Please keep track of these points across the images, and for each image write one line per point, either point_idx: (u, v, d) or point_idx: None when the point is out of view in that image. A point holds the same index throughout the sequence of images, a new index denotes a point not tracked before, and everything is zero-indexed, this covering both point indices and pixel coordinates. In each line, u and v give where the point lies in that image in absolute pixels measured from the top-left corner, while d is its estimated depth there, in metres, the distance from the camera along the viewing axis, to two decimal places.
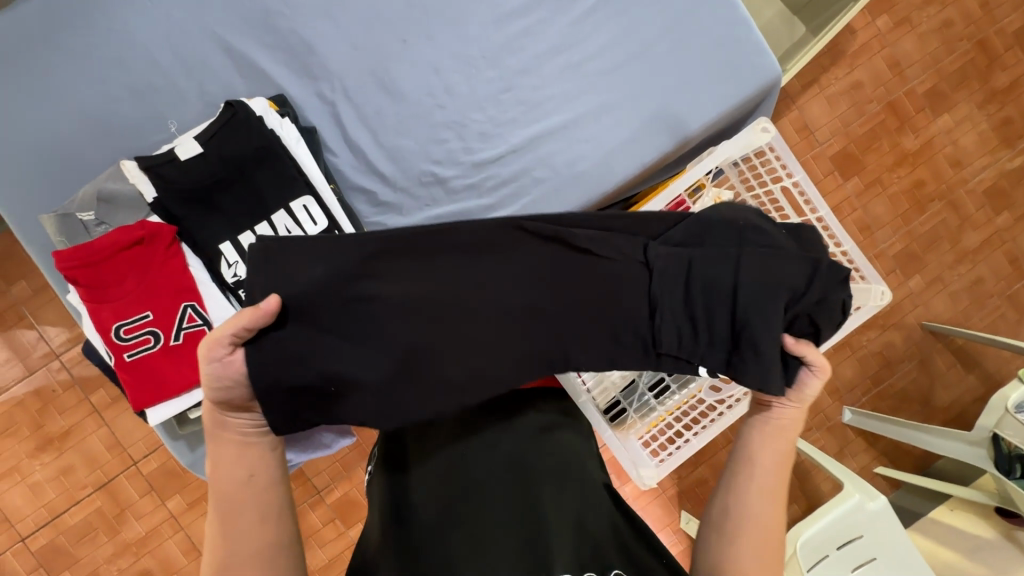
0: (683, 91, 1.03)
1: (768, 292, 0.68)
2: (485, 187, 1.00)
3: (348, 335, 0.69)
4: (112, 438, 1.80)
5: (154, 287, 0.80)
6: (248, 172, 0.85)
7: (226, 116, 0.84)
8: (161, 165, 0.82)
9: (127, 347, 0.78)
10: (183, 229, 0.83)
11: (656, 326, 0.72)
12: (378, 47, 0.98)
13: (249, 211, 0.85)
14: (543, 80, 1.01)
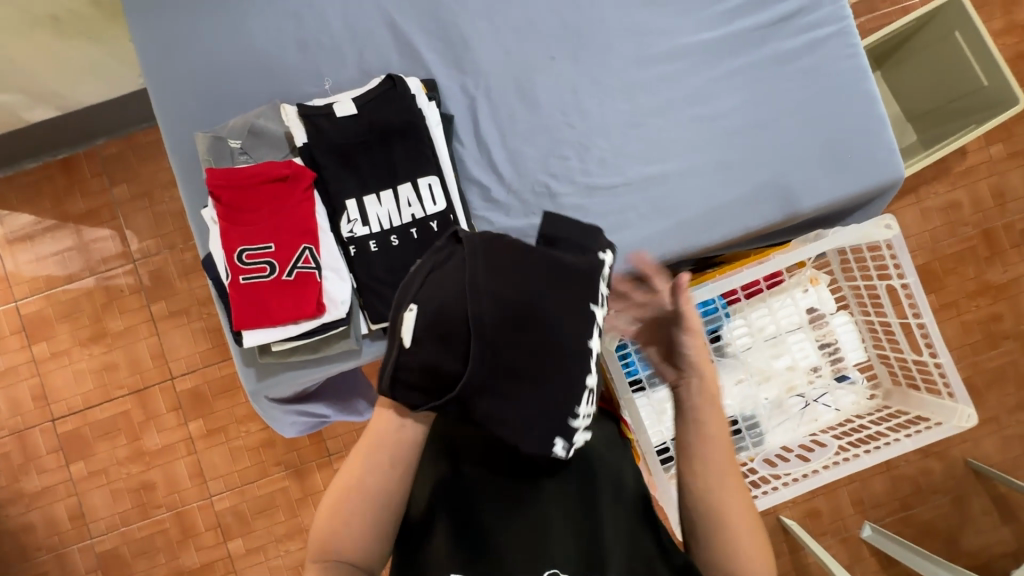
0: (803, 169, 1.04)
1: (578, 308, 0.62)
2: (591, 210, 1.03)
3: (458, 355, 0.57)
4: (158, 349, 1.89)
5: (283, 224, 0.85)
6: (389, 142, 0.91)
7: (385, 87, 0.91)
8: (317, 116, 0.90)
9: (244, 270, 0.84)
10: (320, 176, 0.89)
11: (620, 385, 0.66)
12: (528, 58, 1.04)
13: (379, 177, 0.91)
14: (672, 125, 1.04)
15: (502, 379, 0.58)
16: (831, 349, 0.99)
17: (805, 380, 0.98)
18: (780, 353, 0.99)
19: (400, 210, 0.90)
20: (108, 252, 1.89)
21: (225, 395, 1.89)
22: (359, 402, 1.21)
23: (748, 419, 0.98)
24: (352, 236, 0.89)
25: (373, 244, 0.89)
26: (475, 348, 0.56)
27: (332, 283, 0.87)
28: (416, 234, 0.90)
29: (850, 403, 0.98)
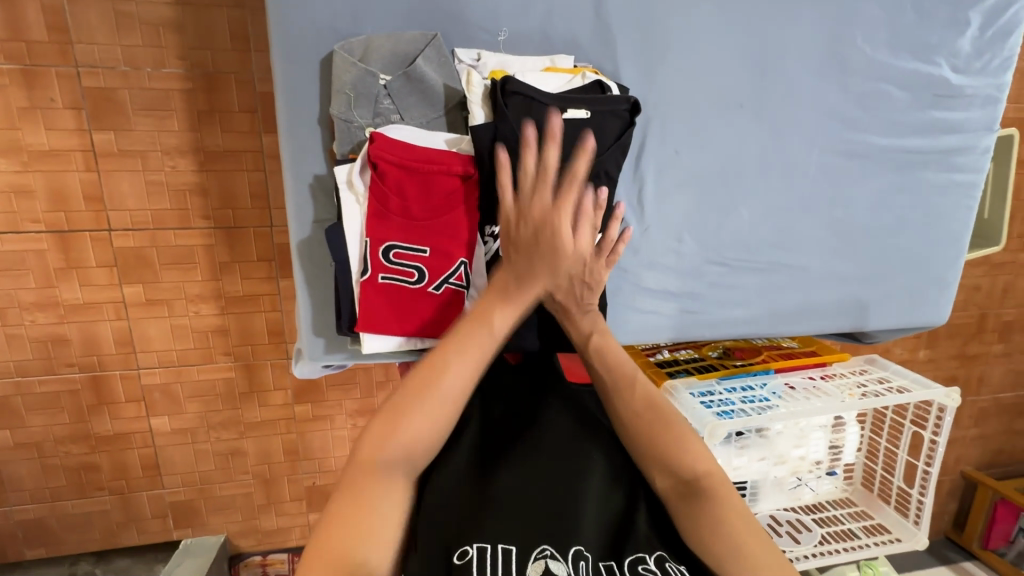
0: (886, 295, 1.13)
1: None
2: (708, 275, 1.02)
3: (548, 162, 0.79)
4: (97, 189, 1.31)
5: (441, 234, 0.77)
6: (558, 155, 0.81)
7: (611, 99, 0.80)
8: (534, 99, 0.77)
9: (390, 266, 0.75)
10: (499, 134, 0.76)
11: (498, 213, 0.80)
12: (718, 97, 0.94)
13: None
14: (808, 218, 1.04)
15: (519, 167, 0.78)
16: (836, 449, 1.15)
17: (807, 468, 1.15)
18: (801, 443, 1.13)
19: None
20: (42, 28, 1.20)
21: (179, 270, 1.40)
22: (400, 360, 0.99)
23: (753, 486, 1.13)
24: (495, 240, 0.80)
25: None
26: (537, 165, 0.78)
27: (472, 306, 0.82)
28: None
29: (828, 491, 1.18)
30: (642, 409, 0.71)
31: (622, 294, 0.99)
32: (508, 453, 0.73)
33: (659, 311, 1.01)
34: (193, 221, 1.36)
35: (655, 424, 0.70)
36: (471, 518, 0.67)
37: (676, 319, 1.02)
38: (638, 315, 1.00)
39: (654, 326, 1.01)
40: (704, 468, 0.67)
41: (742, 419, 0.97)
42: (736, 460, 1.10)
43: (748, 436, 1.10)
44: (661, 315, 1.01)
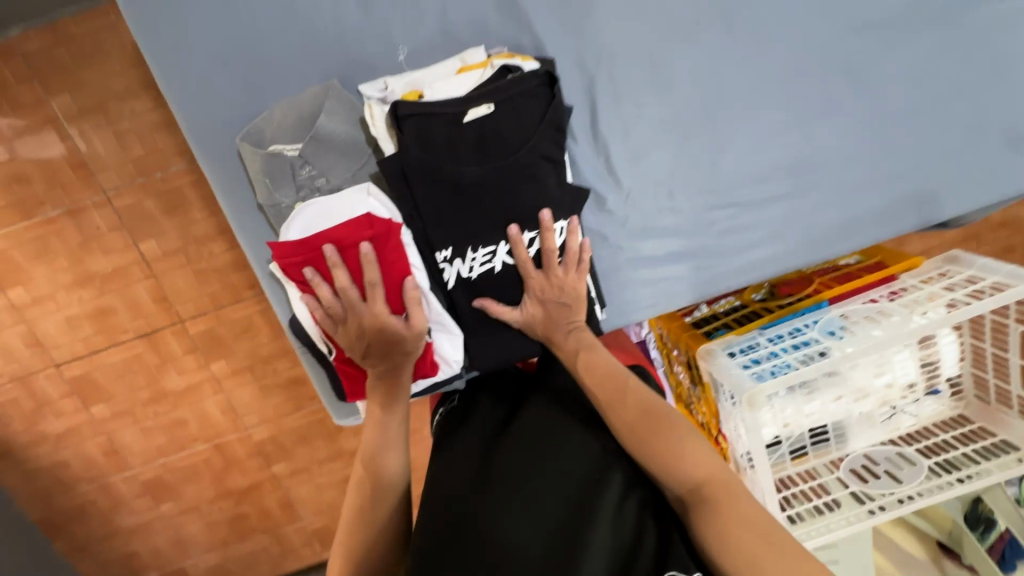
0: (958, 175, 0.91)
1: (469, 227, 0.73)
2: (718, 222, 0.90)
3: (471, 172, 0.70)
4: (163, 291, 1.26)
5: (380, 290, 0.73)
6: (491, 160, 0.71)
7: (521, 80, 0.69)
8: (430, 114, 0.69)
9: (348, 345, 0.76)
10: (401, 168, 0.70)
11: (439, 239, 0.73)
12: (667, 23, 0.80)
13: (479, 189, 0.71)
14: (823, 119, 0.87)
15: (441, 187, 0.70)
16: (931, 367, 0.99)
17: (899, 395, 1.01)
18: (883, 371, 0.99)
19: (493, 239, 0.74)
20: (57, 155, 1.13)
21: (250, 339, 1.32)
22: None
23: (837, 427, 1.02)
24: (450, 263, 0.75)
25: (475, 274, 0.76)
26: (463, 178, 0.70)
27: (444, 342, 0.82)
28: (508, 267, 0.77)
29: (933, 413, 1.02)
30: (636, 419, 0.63)
31: (620, 273, 0.90)
32: (499, 476, 0.63)
33: (668, 277, 0.91)
34: (243, 293, 1.27)
35: (650, 427, 0.62)
36: (465, 561, 0.56)
37: (695, 280, 0.92)
38: (646, 289, 0.91)
39: (668, 292, 0.92)
40: (705, 469, 0.58)
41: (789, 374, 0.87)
42: (807, 406, 0.99)
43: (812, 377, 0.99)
44: (672, 280, 0.91)
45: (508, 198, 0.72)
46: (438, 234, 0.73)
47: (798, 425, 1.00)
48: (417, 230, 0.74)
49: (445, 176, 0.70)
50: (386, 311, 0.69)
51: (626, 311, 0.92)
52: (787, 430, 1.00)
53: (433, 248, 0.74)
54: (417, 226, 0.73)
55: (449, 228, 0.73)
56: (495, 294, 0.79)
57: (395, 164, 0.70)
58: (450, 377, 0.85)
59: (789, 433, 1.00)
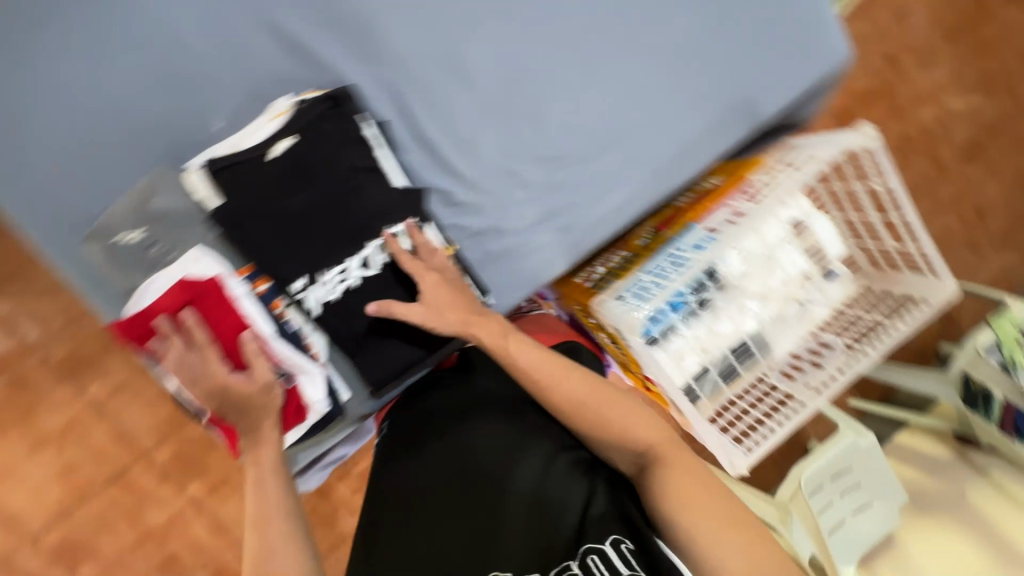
0: (761, 77, 1.00)
1: (314, 251, 0.77)
2: (567, 182, 0.94)
3: (296, 200, 0.76)
4: (120, 429, 1.27)
5: (227, 346, 0.78)
6: (314, 185, 0.77)
7: (313, 108, 0.76)
8: (238, 162, 0.74)
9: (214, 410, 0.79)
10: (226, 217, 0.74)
11: (290, 271, 0.77)
12: (450, 24, 0.87)
13: (309, 214, 0.76)
14: (625, 64, 0.94)
15: (273, 222, 0.75)
16: (816, 252, 1.03)
17: (799, 287, 1.03)
18: (774, 270, 1.01)
19: (341, 257, 0.79)
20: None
21: (217, 451, 1.33)
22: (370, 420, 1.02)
23: (756, 339, 1.02)
24: (307, 291, 0.78)
25: (337, 295, 0.80)
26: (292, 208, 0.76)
27: (307, 383, 0.82)
28: (366, 280, 0.80)
29: (842, 295, 1.04)
30: (578, 404, 0.72)
31: (493, 256, 0.94)
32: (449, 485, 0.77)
33: (539, 246, 0.95)
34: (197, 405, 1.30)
35: (597, 407, 0.72)
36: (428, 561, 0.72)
37: (567, 240, 0.96)
38: (523, 263, 0.95)
39: (544, 260, 0.95)
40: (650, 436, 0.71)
41: (657, 292, 0.98)
42: (718, 326, 1.01)
43: (712, 298, 1.01)
44: (544, 247, 0.95)
45: (344, 215, 0.78)
46: (288, 267, 0.77)
47: (716, 347, 1.01)
48: (267, 269, 0.77)
49: (274, 211, 0.75)
50: (224, 370, 0.71)
51: (511, 290, 0.95)
52: (709, 355, 1.01)
53: (287, 281, 0.78)
54: (263, 264, 0.77)
55: (296, 258, 0.77)
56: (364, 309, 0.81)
57: (222, 214, 0.74)
58: (329, 415, 0.85)
59: (711, 358, 1.01)
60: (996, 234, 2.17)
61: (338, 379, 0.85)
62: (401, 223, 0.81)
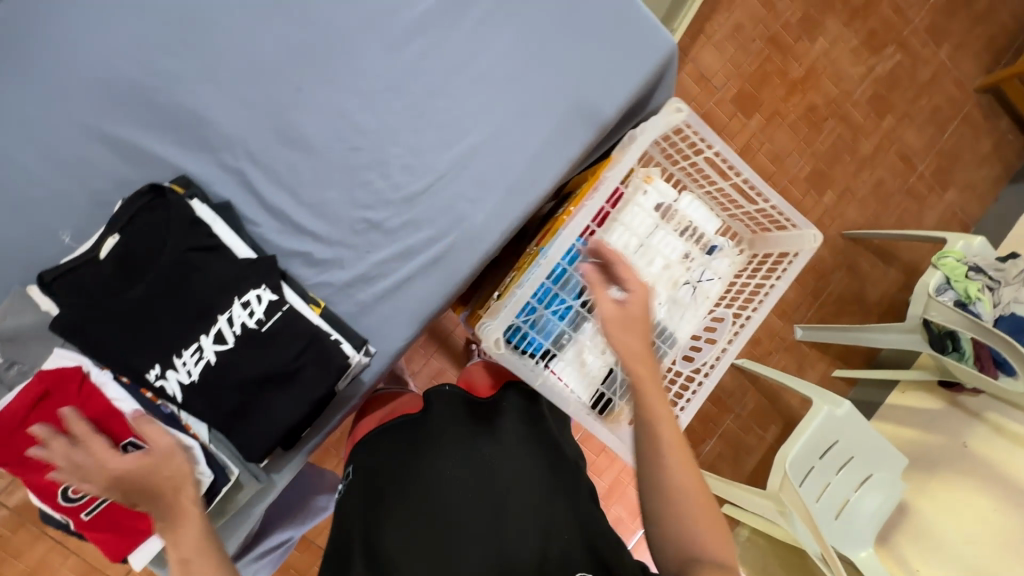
0: (594, 78, 1.02)
1: (162, 336, 0.78)
2: (423, 218, 0.96)
3: (134, 292, 0.77)
4: (83, 568, 1.32)
5: (89, 432, 0.76)
6: (152, 274, 0.78)
7: (142, 201, 0.80)
8: (75, 269, 0.77)
9: (81, 507, 0.74)
10: (64, 323, 0.75)
11: (140, 361, 0.77)
12: (274, 99, 0.91)
13: (149, 302, 0.77)
14: (454, 98, 0.98)
15: (113, 318, 0.76)
16: (690, 230, 1.03)
17: (683, 269, 1.02)
18: (652, 258, 1.01)
19: (193, 337, 0.79)
20: None
21: None
22: (318, 498, 1.16)
23: (655, 328, 1.01)
24: (164, 377, 0.78)
25: (196, 375, 0.79)
26: (129, 301, 0.76)
27: (184, 458, 0.79)
28: (225, 352, 0.80)
29: (729, 266, 1.04)
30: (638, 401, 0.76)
31: (366, 304, 0.94)
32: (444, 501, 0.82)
33: (410, 284, 0.96)
34: None
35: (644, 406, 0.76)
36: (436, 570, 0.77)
37: (437, 274, 0.97)
38: (397, 304, 0.95)
39: (418, 297, 0.96)
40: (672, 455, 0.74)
41: (516, 304, 0.89)
42: None
43: (598, 298, 0.99)
44: (415, 285, 0.96)
45: (188, 297, 0.79)
46: (139, 359, 0.77)
47: (614, 347, 0.98)
48: (117, 366, 0.77)
49: (112, 309, 0.76)
50: (113, 458, 0.68)
51: (392, 333, 0.96)
52: (609, 357, 0.99)
53: (141, 372, 0.77)
54: (112, 362, 0.77)
55: (144, 348, 0.77)
56: (227, 384, 0.80)
57: (61, 321, 0.75)
58: (213, 487, 0.81)
59: (612, 360, 0.99)
60: (931, 178, 2.16)
61: (223, 453, 0.83)
62: (249, 290, 0.82)
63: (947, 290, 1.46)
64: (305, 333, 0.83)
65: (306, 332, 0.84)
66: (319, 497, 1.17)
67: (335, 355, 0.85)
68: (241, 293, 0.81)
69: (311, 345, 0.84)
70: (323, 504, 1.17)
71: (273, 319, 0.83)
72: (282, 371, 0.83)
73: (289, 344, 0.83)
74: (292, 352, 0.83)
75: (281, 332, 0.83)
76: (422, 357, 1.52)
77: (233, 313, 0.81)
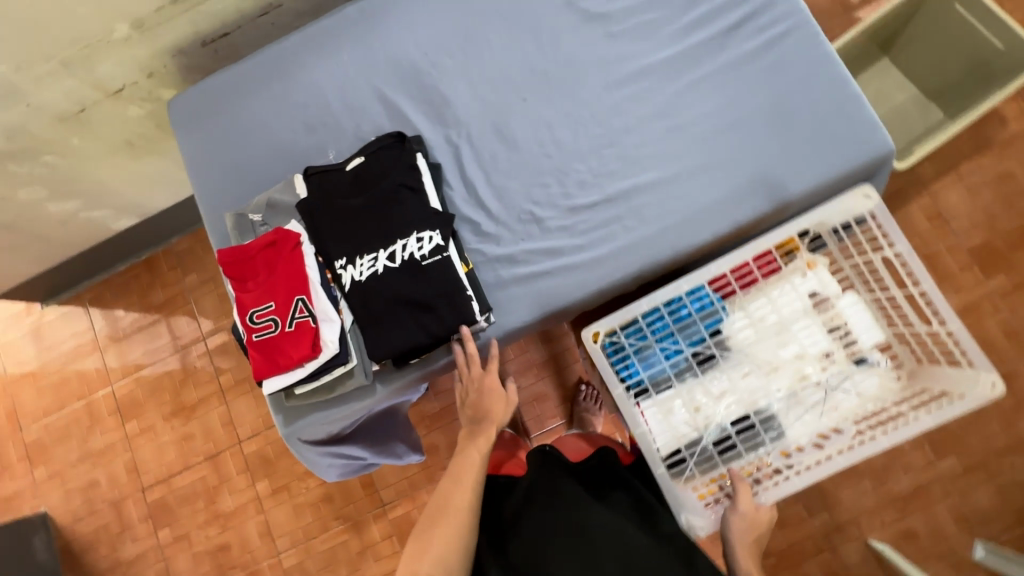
0: (788, 156, 1.03)
1: (356, 238, 1.01)
2: (579, 227, 1.07)
3: (354, 200, 1.02)
4: (229, 418, 1.70)
5: (283, 280, 1.01)
6: (368, 193, 1.02)
7: (384, 142, 1.06)
8: (328, 171, 1.05)
9: (257, 330, 0.99)
10: (307, 204, 1.04)
11: (336, 249, 1.01)
12: (503, 102, 1.14)
13: (359, 211, 1.01)
14: (645, 137, 1.08)
15: (333, 213, 1.02)
16: (841, 332, 0.95)
17: (817, 367, 0.94)
18: (785, 341, 0.95)
19: (373, 248, 1.00)
20: (182, 321, 1.75)
21: (288, 456, 1.67)
22: (398, 446, 1.37)
23: (762, 414, 0.94)
24: (344, 268, 1.00)
25: (363, 277, 0.99)
26: (349, 206, 1.02)
27: (326, 327, 0.98)
28: (391, 267, 0.99)
29: (876, 387, 0.92)
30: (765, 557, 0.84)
31: (503, 279, 1.06)
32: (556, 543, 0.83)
33: (546, 278, 1.06)
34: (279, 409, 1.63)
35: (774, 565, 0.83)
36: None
37: (572, 278, 1.05)
38: (528, 290, 1.06)
39: (547, 292, 1.06)
40: None
41: (625, 317, 0.95)
42: (715, 388, 0.96)
43: (712, 357, 0.97)
44: (550, 280, 1.06)
45: (383, 218, 1.01)
46: (336, 248, 1.01)
47: (711, 411, 0.95)
48: (322, 246, 1.02)
49: (337, 206, 1.02)
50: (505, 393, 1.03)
51: (512, 313, 1.06)
52: (700, 418, 0.95)
53: (333, 257, 1.01)
54: (321, 242, 1.02)
55: (341, 242, 1.01)
56: (379, 292, 0.99)
57: (308, 203, 1.04)
58: (334, 361, 0.98)
59: (702, 422, 0.95)
60: None
61: (353, 343, 1.01)
62: (426, 230, 1.00)
63: None
64: (449, 280, 0.98)
65: (449, 279, 0.99)
66: (400, 445, 1.38)
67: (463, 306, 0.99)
68: (418, 230, 1.00)
69: (447, 290, 0.99)
70: (400, 452, 1.38)
71: (432, 259, 0.99)
72: (418, 302, 0.99)
73: (433, 281, 0.99)
74: (434, 289, 0.99)
75: (431, 271, 0.99)
76: (532, 375, 1.57)
77: (408, 243, 1.00)
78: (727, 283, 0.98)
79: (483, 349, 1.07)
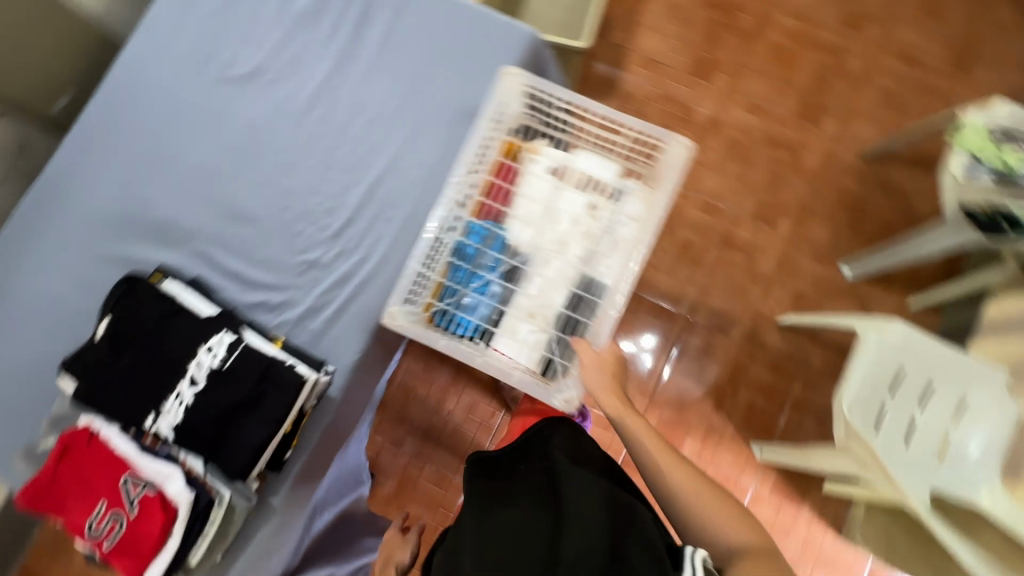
0: (469, 85, 1.14)
1: (148, 390, 0.95)
2: (351, 245, 1.10)
3: (124, 360, 0.97)
4: None
5: (99, 475, 0.93)
6: (134, 344, 0.97)
7: (121, 290, 1.02)
8: (81, 353, 0.98)
9: (104, 538, 0.90)
10: (80, 395, 0.96)
11: (138, 414, 0.95)
12: (220, 189, 1.14)
13: (137, 365, 0.96)
14: (355, 141, 1.14)
15: (111, 384, 0.96)
16: (590, 182, 1.07)
17: (593, 219, 1.04)
18: (559, 218, 1.05)
19: (171, 388, 0.95)
20: None
21: None
22: (365, 540, 1.29)
23: (583, 283, 1.03)
24: (155, 424, 0.94)
25: (180, 418, 0.94)
26: (122, 369, 0.96)
27: (169, 484, 0.92)
28: (200, 392, 0.95)
29: (639, 206, 1.04)
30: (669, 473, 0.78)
31: (318, 331, 1.06)
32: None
33: (353, 303, 1.07)
34: None
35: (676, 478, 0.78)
36: None
37: (375, 288, 1.08)
38: (345, 324, 1.07)
39: (362, 314, 1.07)
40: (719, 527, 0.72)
41: (429, 286, 1.03)
42: (535, 290, 1.03)
43: (518, 269, 1.04)
44: (358, 302, 1.07)
45: (165, 355, 0.97)
46: (137, 412, 0.95)
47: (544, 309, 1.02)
48: (124, 420, 0.95)
49: (111, 377, 0.96)
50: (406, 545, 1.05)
51: (345, 351, 1.06)
52: (540, 320, 1.02)
53: (139, 422, 0.95)
54: (119, 418, 0.96)
55: (137, 404, 0.95)
56: (202, 421, 0.94)
57: (80, 394, 0.96)
58: (203, 507, 0.93)
59: (544, 322, 1.02)
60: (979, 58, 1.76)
61: (215, 480, 0.96)
62: (212, 338, 0.98)
63: (981, 172, 1.15)
64: (259, 364, 0.95)
65: (261, 363, 0.96)
66: (368, 539, 1.30)
67: (286, 377, 0.95)
68: (203, 343, 0.97)
69: (264, 373, 0.96)
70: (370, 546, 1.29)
71: (232, 358, 0.96)
72: (246, 403, 0.95)
73: (247, 375, 0.96)
74: (252, 381, 0.95)
75: (239, 368, 0.96)
76: (454, 394, 1.53)
77: (201, 360, 0.96)
78: (487, 206, 1.06)
79: (342, 399, 1.05)
